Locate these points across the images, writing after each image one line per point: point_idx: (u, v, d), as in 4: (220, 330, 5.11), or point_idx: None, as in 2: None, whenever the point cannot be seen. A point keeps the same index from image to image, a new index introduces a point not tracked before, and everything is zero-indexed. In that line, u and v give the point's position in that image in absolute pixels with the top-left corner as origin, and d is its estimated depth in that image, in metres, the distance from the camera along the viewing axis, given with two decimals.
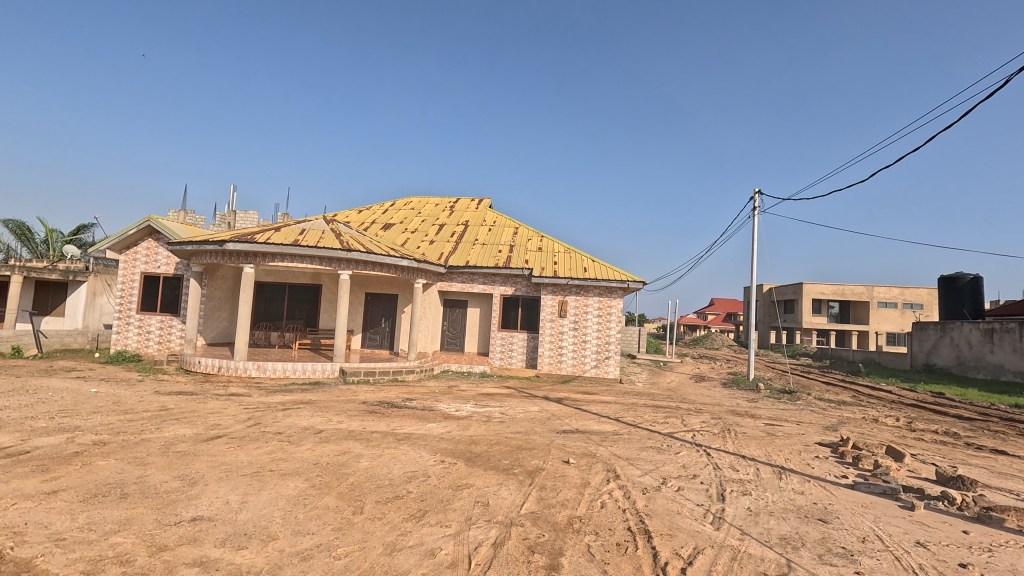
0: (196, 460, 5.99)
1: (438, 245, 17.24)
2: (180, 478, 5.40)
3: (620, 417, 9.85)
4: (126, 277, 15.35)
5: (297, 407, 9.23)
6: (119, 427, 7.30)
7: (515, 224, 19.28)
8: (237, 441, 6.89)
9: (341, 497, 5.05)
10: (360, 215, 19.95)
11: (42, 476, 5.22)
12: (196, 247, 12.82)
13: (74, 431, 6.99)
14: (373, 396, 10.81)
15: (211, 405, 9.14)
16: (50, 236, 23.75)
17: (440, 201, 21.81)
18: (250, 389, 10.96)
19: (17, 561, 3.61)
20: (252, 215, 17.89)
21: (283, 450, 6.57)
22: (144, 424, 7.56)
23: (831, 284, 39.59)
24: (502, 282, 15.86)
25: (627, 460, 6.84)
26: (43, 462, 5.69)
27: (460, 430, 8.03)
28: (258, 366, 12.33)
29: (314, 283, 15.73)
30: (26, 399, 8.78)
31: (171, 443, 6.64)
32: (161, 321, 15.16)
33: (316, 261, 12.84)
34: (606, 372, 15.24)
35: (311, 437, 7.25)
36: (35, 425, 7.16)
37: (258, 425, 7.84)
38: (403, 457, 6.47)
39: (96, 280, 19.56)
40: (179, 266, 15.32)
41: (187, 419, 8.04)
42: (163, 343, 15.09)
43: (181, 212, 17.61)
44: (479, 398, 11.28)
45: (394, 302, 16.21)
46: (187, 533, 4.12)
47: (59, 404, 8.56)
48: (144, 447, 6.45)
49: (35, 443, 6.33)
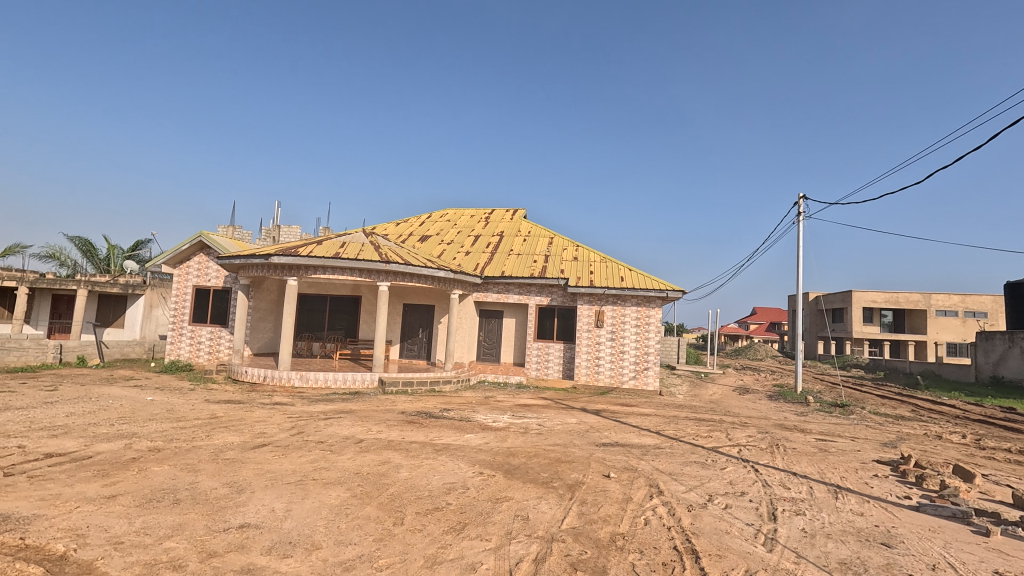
0: (243, 467, 6.17)
1: (473, 256, 17.38)
2: (229, 485, 5.56)
3: (661, 430, 9.57)
4: (180, 290, 16.15)
5: (338, 417, 9.39)
6: (173, 434, 7.61)
7: (549, 233, 19.22)
8: (282, 449, 7.07)
9: (381, 508, 5.07)
10: (398, 227, 20.38)
11: (103, 480, 5.49)
12: (244, 261, 13.32)
13: (132, 437, 7.34)
14: (411, 406, 10.90)
15: (257, 414, 9.43)
16: (113, 252, 25.34)
17: (475, 212, 22.01)
18: (294, 398, 11.26)
19: (80, 562, 3.78)
20: (296, 229, 18.57)
21: (325, 459, 6.69)
22: (195, 431, 7.87)
23: (883, 291, 37.78)
24: (538, 292, 15.80)
25: (670, 475, 6.62)
26: (104, 466, 6.00)
27: (498, 442, 7.99)
28: (301, 376, 12.64)
29: (354, 294, 16.12)
30: (90, 406, 9.31)
31: (221, 450, 6.88)
32: (211, 332, 15.80)
33: (357, 273, 13.13)
34: (645, 384, 14.91)
35: (351, 446, 7.36)
36: (97, 431, 7.56)
37: (301, 434, 8.02)
38: (442, 467, 6.47)
39: (152, 293, 20.61)
40: (227, 279, 15.95)
41: (236, 427, 8.32)
42: (213, 352, 15.72)
43: (230, 227, 18.44)
44: (516, 409, 11.20)
45: (431, 312, 16.40)
46: (235, 540, 4.22)
47: (119, 411, 9.02)
48: (196, 454, 6.69)
49: (97, 448, 6.69)
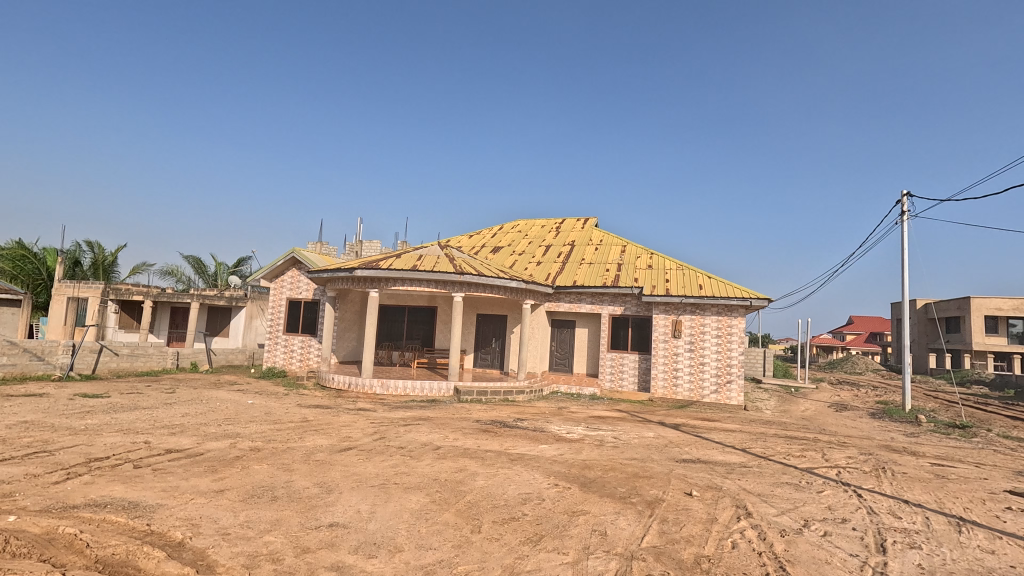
0: (332, 469, 6.55)
1: (545, 266, 17.43)
2: (319, 485, 5.92)
3: (747, 447, 8.99)
4: (275, 302, 17.56)
5: (416, 423, 9.73)
6: (270, 435, 8.26)
7: (622, 241, 18.86)
8: (365, 453, 7.43)
9: (459, 515, 5.17)
10: (471, 239, 20.92)
11: (213, 475, 6.06)
12: (330, 274, 14.24)
13: (236, 437, 8.04)
14: (485, 415, 11.05)
15: (343, 418, 9.99)
16: (219, 268, 28.07)
17: (545, 222, 22.11)
18: (376, 404, 11.82)
19: (195, 550, 4.18)
20: (376, 243, 19.61)
21: (406, 464, 6.94)
22: (289, 433, 8.48)
23: (1010, 297, 33.31)
24: (611, 302, 15.52)
25: (759, 496, 6.18)
26: (214, 463, 6.62)
27: (573, 453, 7.89)
28: (382, 384, 13.24)
29: (430, 305, 16.70)
30: (201, 407, 10.33)
31: (312, 452, 7.36)
32: (302, 341, 16.99)
33: (433, 284, 13.60)
34: (727, 398, 14.12)
35: (430, 452, 7.59)
36: (207, 430, 8.37)
37: (383, 439, 8.39)
38: (517, 477, 6.48)
39: (252, 304, 22.54)
40: (316, 292, 17.11)
41: (324, 430, 8.86)
42: (303, 360, 16.88)
43: (318, 243, 19.83)
44: (590, 420, 11.02)
45: (504, 322, 16.60)
46: (326, 538, 4.48)
47: (225, 413, 9.94)
48: (290, 454, 7.21)
49: (207, 446, 7.39)
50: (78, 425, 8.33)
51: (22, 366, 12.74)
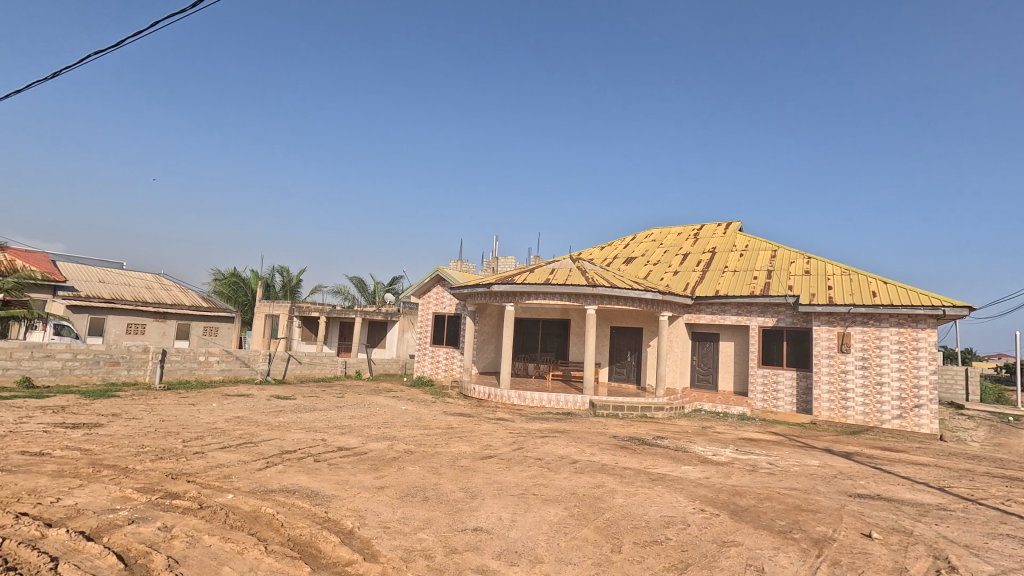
0: (475, 475, 6.91)
1: (683, 275, 16.55)
2: (464, 490, 6.29)
3: (946, 486, 7.47)
4: (423, 316, 19.20)
5: (553, 436, 9.83)
6: (421, 440, 9.01)
7: (771, 245, 17.12)
8: (505, 461, 7.71)
9: (598, 532, 5.09)
10: (603, 251, 20.72)
11: (375, 473, 6.79)
12: (470, 290, 15.14)
13: (392, 439, 8.92)
14: (623, 431, 10.75)
15: (484, 427, 10.51)
16: (377, 287, 31.59)
17: (682, 230, 21.03)
18: (514, 414, 12.21)
19: (362, 539, 4.72)
20: (511, 259, 20.42)
21: (544, 475, 7.04)
22: (437, 438, 9.16)
23: None
24: (760, 312, 14.15)
25: (967, 548, 5.08)
26: (376, 461, 7.42)
27: (720, 478, 7.30)
28: (519, 395, 13.63)
29: (564, 318, 16.85)
30: (365, 411, 11.67)
31: (457, 457, 7.85)
32: (446, 352, 18.26)
33: (566, 297, 13.71)
34: (916, 426, 11.92)
35: (567, 465, 7.61)
36: (370, 432, 9.42)
37: (521, 449, 8.64)
38: (659, 499, 6.18)
39: (404, 318, 24.96)
40: (457, 306, 18.31)
41: (467, 437, 9.40)
42: (448, 370, 18.12)
43: (458, 261, 21.29)
44: (740, 442, 10.10)
45: (640, 335, 16.07)
46: (471, 541, 4.73)
47: (383, 417, 11.09)
48: (438, 458, 7.78)
49: (369, 446, 8.31)
50: (274, 422, 9.95)
51: (234, 371, 15.65)
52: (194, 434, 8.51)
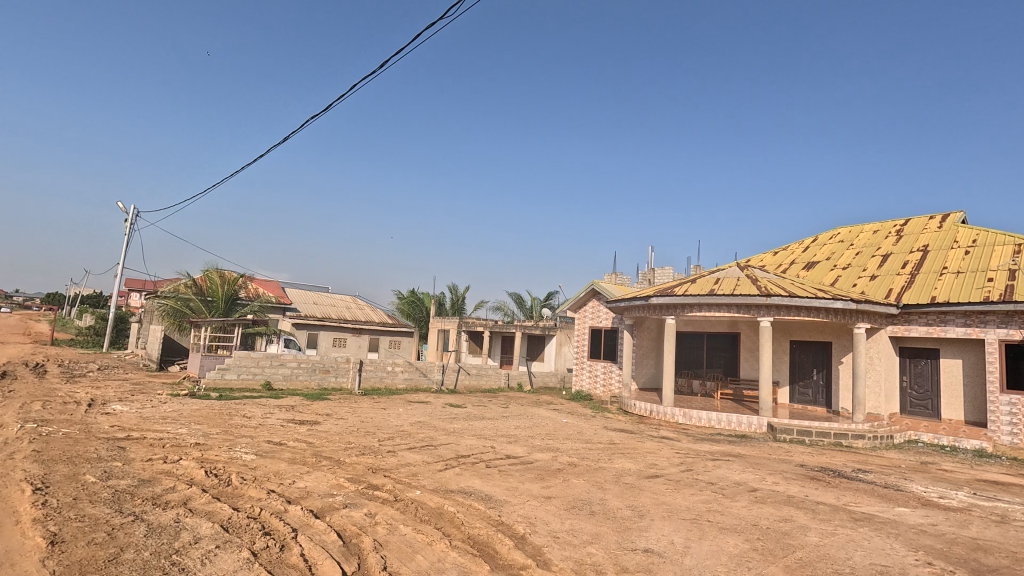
0: (642, 494, 6.70)
1: (883, 280, 14.04)
2: (632, 508, 6.13)
3: None
4: (580, 330, 19.35)
5: (726, 459, 9.06)
6: (584, 453, 9.04)
7: (1014, 238, 13.60)
8: (674, 483, 7.33)
9: (788, 571, 4.54)
10: (776, 257, 18.63)
11: (542, 483, 7.01)
12: (627, 303, 14.84)
13: (556, 451, 9.11)
14: (812, 459, 9.43)
15: (648, 445, 10.13)
16: (534, 302, 32.78)
17: (879, 226, 17.90)
18: (679, 434, 11.55)
19: (534, 546, 4.90)
20: (669, 270, 19.53)
21: (718, 501, 6.52)
22: (600, 453, 9.09)
23: None
24: (1001, 323, 11.29)
25: None
26: (542, 472, 7.65)
27: (952, 526, 5.95)
28: (684, 414, 12.87)
29: (732, 332, 15.51)
30: (528, 422, 12.13)
31: (622, 474, 7.70)
32: (604, 367, 18.08)
33: (734, 309, 12.61)
34: None
35: (745, 493, 6.94)
36: (534, 442, 9.76)
37: (691, 471, 8.12)
38: (866, 543, 5.28)
39: (561, 332, 25.58)
40: (614, 320, 18.05)
41: (631, 455, 9.16)
42: (607, 385, 17.89)
43: (613, 274, 21.06)
44: (979, 485, 8.11)
45: (828, 350, 14.00)
46: (643, 562, 4.59)
47: (546, 428, 11.40)
48: (603, 473, 7.72)
49: (534, 456, 8.61)
50: (449, 427, 10.90)
51: (415, 380, 17.58)
52: (387, 434, 9.76)
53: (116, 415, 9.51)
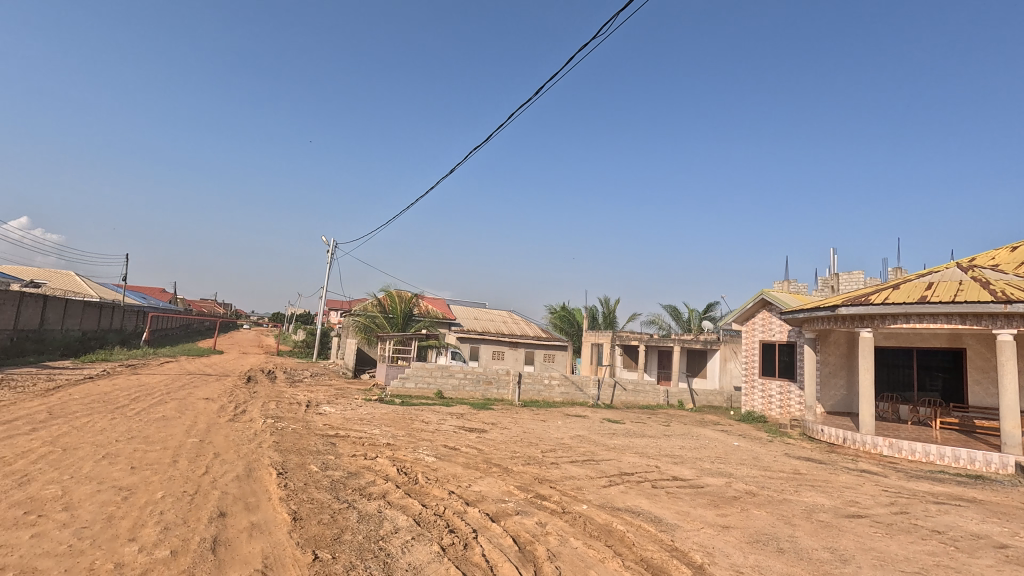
0: (843, 536, 5.80)
1: None
2: (831, 550, 5.35)
3: None
4: (749, 345, 17.64)
5: (955, 504, 7.39)
6: (764, 482, 8.16)
7: None
8: (884, 526, 6.21)
9: None
10: (1016, 253, 14.86)
11: (717, 510, 6.50)
12: (808, 314, 13.14)
13: (730, 477, 8.38)
14: None
15: (844, 478, 8.76)
16: (692, 313, 30.84)
17: None
18: (885, 468, 9.77)
19: None
20: (859, 275, 16.83)
21: (950, 555, 5.34)
22: (784, 484, 8.11)
23: None
24: None
25: None
26: (715, 498, 7.09)
27: None
28: (890, 444, 10.86)
29: (954, 347, 12.72)
30: (694, 442, 11.38)
31: (813, 510, 6.76)
32: (780, 386, 16.16)
33: (956, 319, 10.35)
34: None
35: (990, 549, 5.57)
36: (703, 465, 9.11)
37: (906, 514, 6.79)
38: None
39: (726, 347, 23.70)
40: (791, 333, 16.08)
41: (823, 488, 8.00)
42: (784, 407, 15.94)
43: (785, 282, 18.89)
44: None
45: None
46: None
47: (715, 451, 10.57)
48: (789, 507, 6.87)
49: (705, 480, 8.04)
50: (610, 443, 10.77)
51: (571, 394, 17.76)
52: (549, 446, 9.99)
53: (327, 415, 11.34)
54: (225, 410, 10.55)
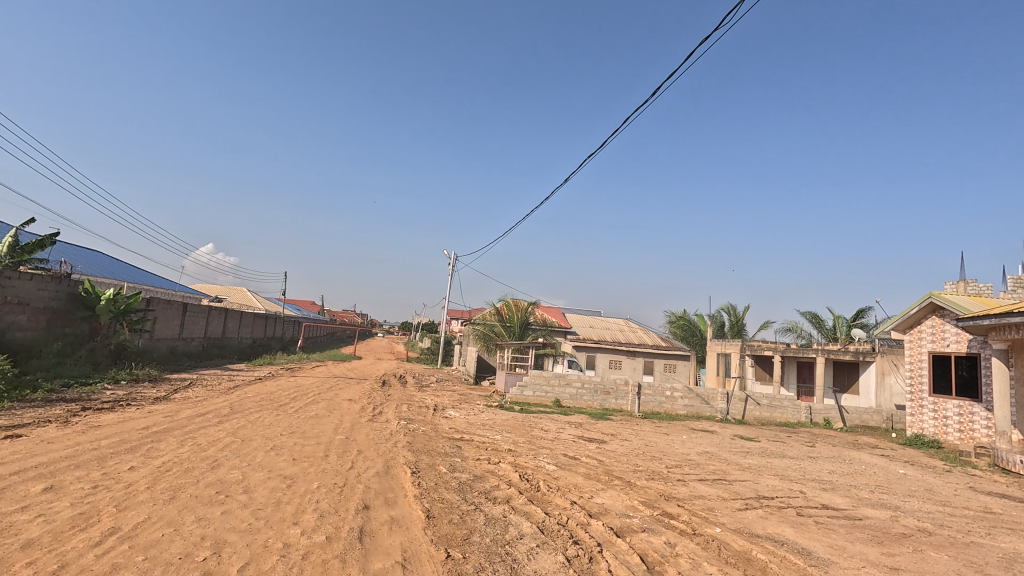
0: None
1: None
2: None
3: None
4: (914, 356, 15.16)
5: None
6: (942, 520, 6.89)
7: None
8: None
9: None
10: None
11: (881, 548, 5.63)
12: (995, 321, 10.94)
13: (897, 510, 7.21)
14: None
15: None
16: (838, 320, 27.34)
17: None
18: None
19: None
20: None
21: None
22: (970, 524, 6.78)
23: None
24: None
25: None
26: (878, 533, 6.15)
27: None
28: None
29: None
30: (847, 467, 10.02)
31: (1016, 560, 5.54)
32: (959, 406, 13.59)
33: None
34: None
35: None
36: (861, 494, 7.97)
37: None
38: None
39: (884, 360, 20.58)
40: (972, 344, 13.49)
41: None
42: (965, 432, 13.35)
43: (961, 282, 15.98)
44: None
45: None
46: None
47: (875, 479, 9.20)
48: (980, 552, 5.71)
49: (864, 512, 7.01)
50: (743, 462, 9.90)
51: (696, 407, 16.72)
52: (675, 462, 9.47)
53: (452, 419, 11.95)
54: (365, 411, 11.63)
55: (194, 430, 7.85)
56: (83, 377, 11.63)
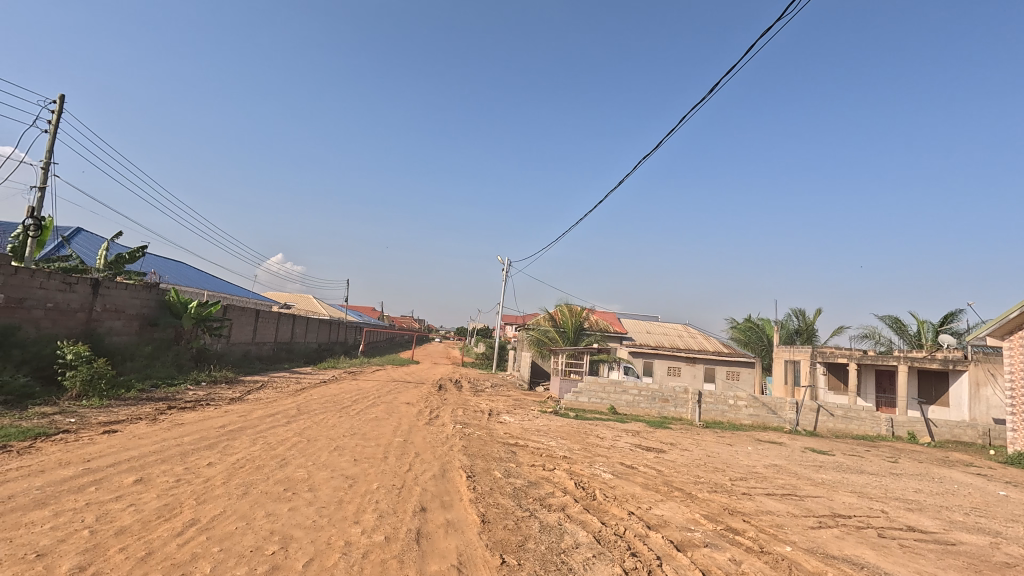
0: None
1: None
2: None
3: None
4: (1016, 365, 13.66)
5: None
6: None
7: None
8: None
9: None
10: None
11: None
12: None
13: (997, 536, 6.50)
14: None
15: None
16: (923, 326, 25.15)
17: None
18: None
19: None
20: None
21: None
22: None
23: None
24: None
25: None
26: (976, 561, 5.56)
27: None
28: None
29: None
30: (937, 486, 9.14)
31: None
32: None
33: None
34: None
35: None
36: (954, 517, 7.25)
37: None
38: None
39: (978, 369, 18.94)
40: None
41: None
42: None
43: None
44: None
45: None
46: None
47: (971, 500, 8.34)
48: None
49: (959, 537, 6.36)
50: (816, 477, 9.26)
51: (763, 417, 15.87)
52: (740, 474, 9.01)
53: (506, 424, 11.99)
54: (422, 414, 11.89)
55: (264, 430, 8.31)
56: (169, 377, 12.66)
